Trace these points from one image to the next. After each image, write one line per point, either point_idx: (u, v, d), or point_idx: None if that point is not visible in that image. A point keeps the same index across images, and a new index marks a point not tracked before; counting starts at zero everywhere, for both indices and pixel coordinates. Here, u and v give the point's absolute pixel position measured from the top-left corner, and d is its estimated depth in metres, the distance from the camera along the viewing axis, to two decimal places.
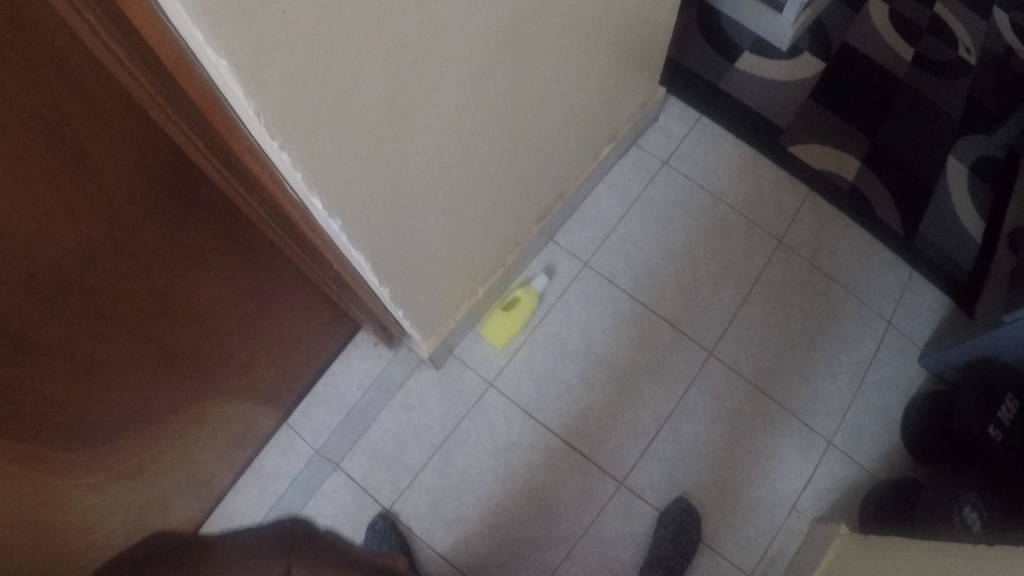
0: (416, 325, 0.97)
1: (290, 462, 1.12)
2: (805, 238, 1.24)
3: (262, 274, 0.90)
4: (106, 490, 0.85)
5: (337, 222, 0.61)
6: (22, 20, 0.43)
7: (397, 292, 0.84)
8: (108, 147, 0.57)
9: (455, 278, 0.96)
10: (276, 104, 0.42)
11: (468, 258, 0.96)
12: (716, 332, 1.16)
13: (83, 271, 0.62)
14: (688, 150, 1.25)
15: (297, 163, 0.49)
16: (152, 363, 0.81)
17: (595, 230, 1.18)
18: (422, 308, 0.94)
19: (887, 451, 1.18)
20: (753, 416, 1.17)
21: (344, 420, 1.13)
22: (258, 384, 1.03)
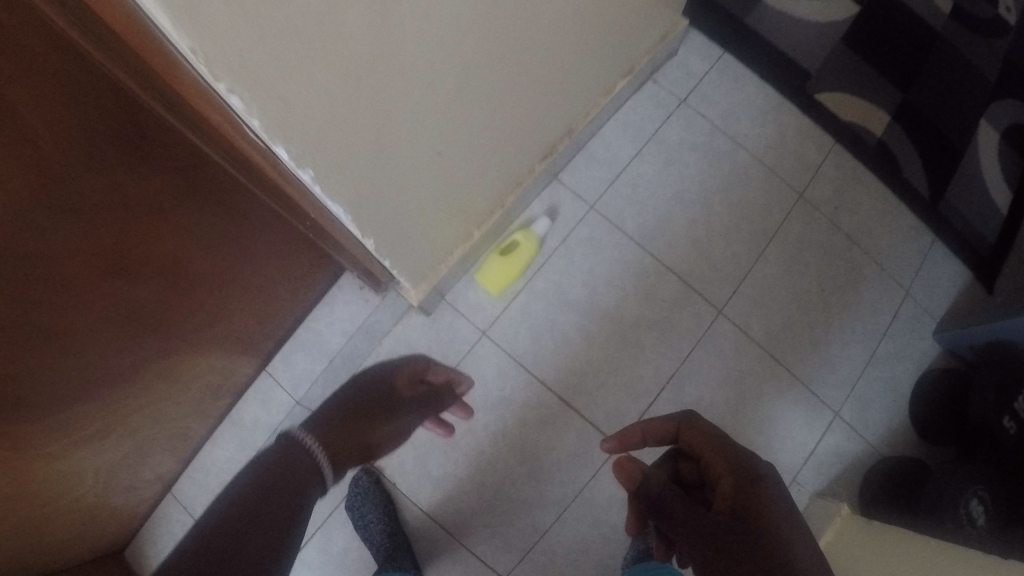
0: (408, 275, 0.90)
1: (270, 412, 1.11)
2: (828, 193, 1.15)
3: (236, 222, 0.79)
4: (73, 456, 0.80)
5: (308, 173, 0.54)
6: None
7: (383, 243, 0.77)
8: (34, 93, 0.45)
9: (447, 230, 0.88)
10: (212, 36, 0.35)
11: (464, 208, 0.87)
12: (727, 289, 1.06)
13: (25, 237, 0.52)
14: (708, 88, 1.10)
15: (252, 103, 0.42)
16: (114, 326, 0.72)
17: (605, 168, 1.05)
18: (410, 263, 0.87)
19: (887, 428, 1.16)
20: (760, 381, 1.11)
21: (326, 367, 1.08)
22: (232, 336, 0.96)
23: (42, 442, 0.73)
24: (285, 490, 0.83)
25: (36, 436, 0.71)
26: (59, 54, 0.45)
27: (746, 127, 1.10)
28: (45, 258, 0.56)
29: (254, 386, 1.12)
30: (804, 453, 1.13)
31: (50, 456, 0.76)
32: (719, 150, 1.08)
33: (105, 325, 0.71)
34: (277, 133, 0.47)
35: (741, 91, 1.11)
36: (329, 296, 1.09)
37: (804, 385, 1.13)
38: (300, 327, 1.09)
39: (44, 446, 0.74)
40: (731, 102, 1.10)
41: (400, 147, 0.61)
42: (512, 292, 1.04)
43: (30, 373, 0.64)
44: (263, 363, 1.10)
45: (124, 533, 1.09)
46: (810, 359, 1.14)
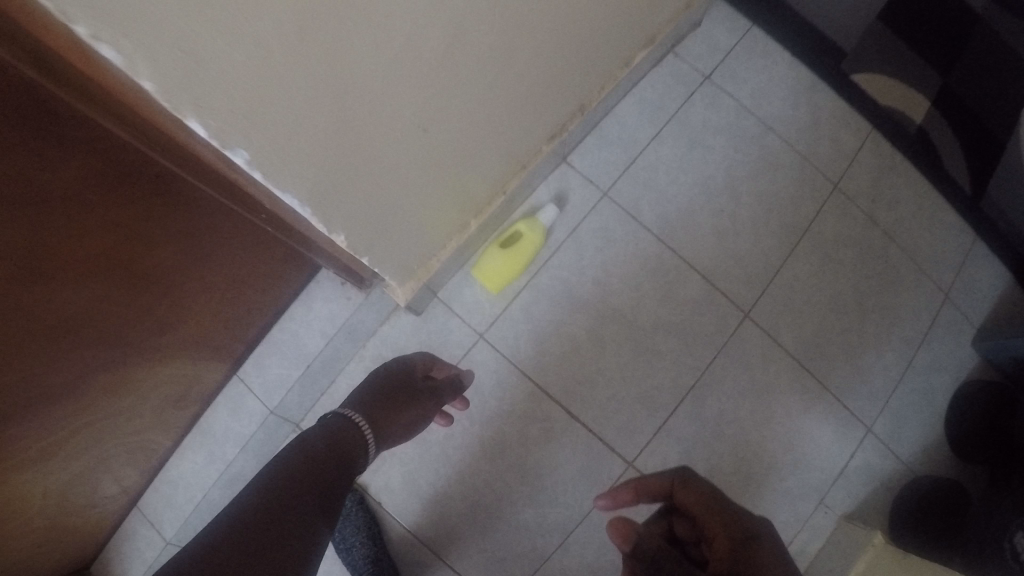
0: (391, 274, 0.78)
1: (242, 421, 0.99)
2: (862, 185, 1.04)
3: (181, 216, 0.67)
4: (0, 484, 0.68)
5: (241, 156, 0.43)
6: None
7: (359, 239, 0.65)
8: None
9: (435, 223, 0.76)
10: None
11: (456, 197, 0.75)
12: (757, 289, 0.94)
13: None
14: (735, 64, 0.98)
15: (127, 37, 0.31)
16: (39, 341, 0.59)
17: (619, 151, 0.92)
18: (391, 260, 0.75)
19: (924, 444, 1.04)
20: (788, 392, 0.99)
21: (303, 374, 0.97)
22: (191, 343, 0.83)
23: None
24: (337, 465, 0.69)
25: None
26: None
27: (775, 110, 0.98)
28: None
29: (224, 392, 1.00)
30: (835, 472, 1.01)
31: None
32: (748, 133, 0.96)
33: (26, 341, 0.58)
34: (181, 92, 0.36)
35: (769, 71, 1.00)
36: (307, 292, 0.97)
37: (835, 397, 1.02)
38: (275, 327, 0.97)
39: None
40: (759, 82, 0.99)
41: (372, 113, 0.48)
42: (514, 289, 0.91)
43: None
44: (234, 367, 0.99)
45: (82, 554, 0.98)
46: (843, 368, 1.03)
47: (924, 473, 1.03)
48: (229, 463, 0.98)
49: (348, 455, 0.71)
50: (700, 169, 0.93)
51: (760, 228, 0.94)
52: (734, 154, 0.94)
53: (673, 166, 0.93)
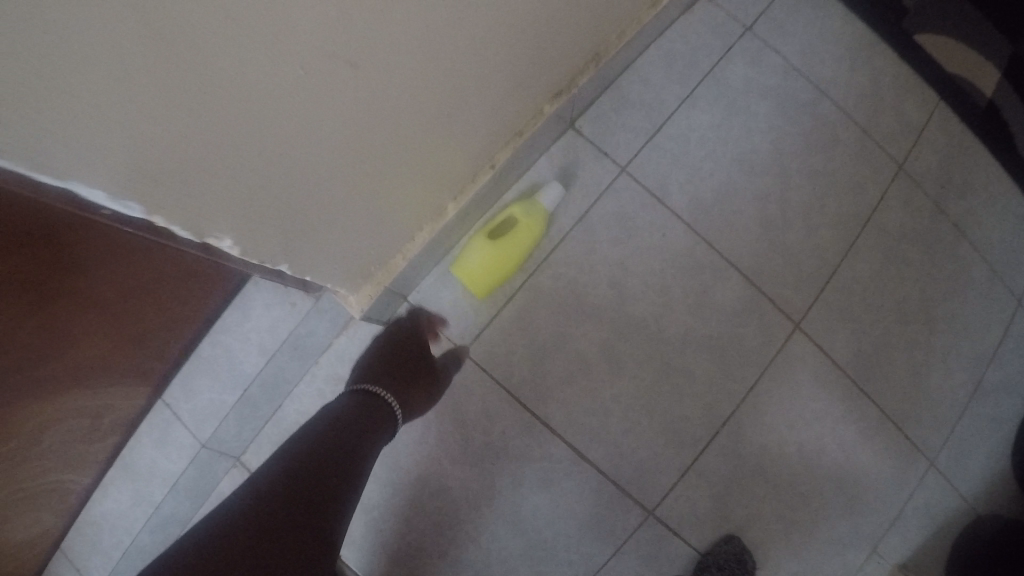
0: (328, 275, 0.56)
1: (169, 456, 0.79)
2: (928, 166, 0.85)
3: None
4: None
5: None
6: None
7: (269, 225, 0.46)
8: None
9: (389, 208, 0.54)
10: None
11: (416, 172, 0.53)
12: (808, 293, 0.75)
13: None
14: (781, 14, 0.79)
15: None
16: None
17: (639, 117, 0.72)
18: (317, 256, 0.53)
19: (996, 480, 0.86)
20: (843, 419, 0.80)
21: (240, 400, 0.77)
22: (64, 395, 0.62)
23: None
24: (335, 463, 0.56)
25: None
26: None
27: (828, 73, 0.80)
28: None
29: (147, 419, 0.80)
30: (892, 515, 0.82)
31: None
32: (798, 99, 0.77)
33: None
34: None
35: (820, 24, 0.81)
36: (243, 296, 0.76)
37: (894, 425, 0.83)
38: (205, 340, 0.76)
39: None
40: (809, 37, 0.80)
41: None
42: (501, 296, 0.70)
43: None
44: (155, 391, 0.78)
45: None
46: (907, 390, 0.84)
47: (995, 515, 0.85)
48: (158, 506, 0.79)
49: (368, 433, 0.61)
50: (741, 142, 0.74)
51: (812, 217, 0.75)
52: (781, 124, 0.76)
53: (708, 137, 0.73)
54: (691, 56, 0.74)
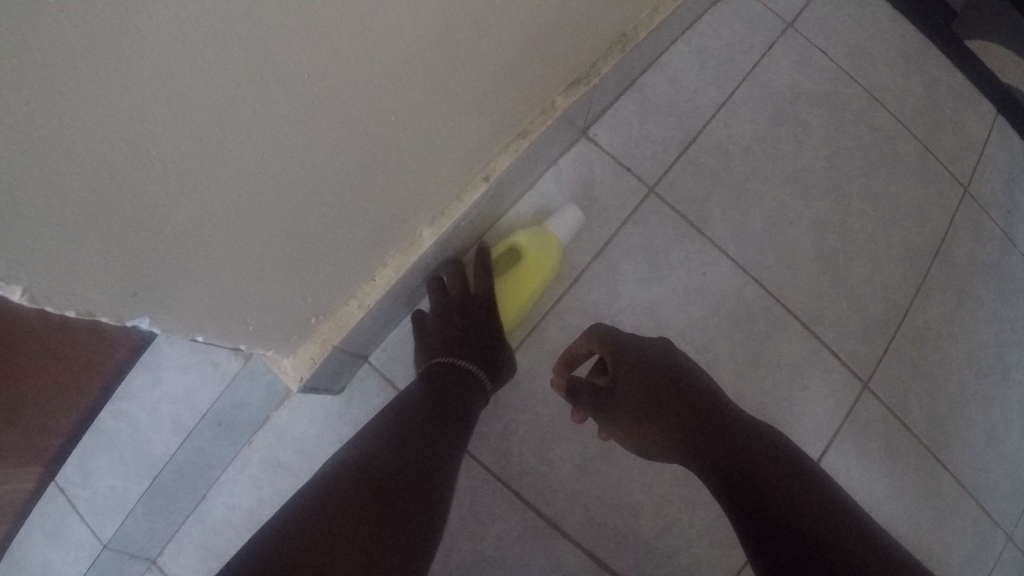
0: (250, 331, 0.39)
1: (63, 559, 0.60)
2: (998, 191, 0.72)
3: None
4: None
5: None
6: None
7: (125, 268, 0.26)
8: None
9: (326, 228, 0.36)
10: None
11: (370, 167, 0.34)
12: (877, 342, 0.60)
13: None
14: (826, 8, 0.67)
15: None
16: None
17: (671, 124, 0.58)
18: (205, 302, 0.33)
19: None
20: (921, 501, 0.64)
21: (149, 491, 0.57)
22: None
23: None
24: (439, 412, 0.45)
25: None
26: None
27: (884, 78, 0.67)
28: None
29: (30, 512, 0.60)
30: None
31: None
32: (853, 107, 0.64)
33: None
34: None
35: (873, 24, 0.69)
36: (152, 353, 0.58)
37: (980, 506, 0.67)
38: (105, 409, 0.58)
39: None
40: (861, 37, 0.68)
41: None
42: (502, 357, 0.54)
43: None
44: (40, 477, 0.59)
45: None
46: (992, 462, 0.68)
47: None
48: None
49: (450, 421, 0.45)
50: (791, 159, 0.60)
51: (877, 249, 0.61)
52: (835, 137, 0.62)
53: (751, 151, 0.60)
54: (729, 52, 0.61)
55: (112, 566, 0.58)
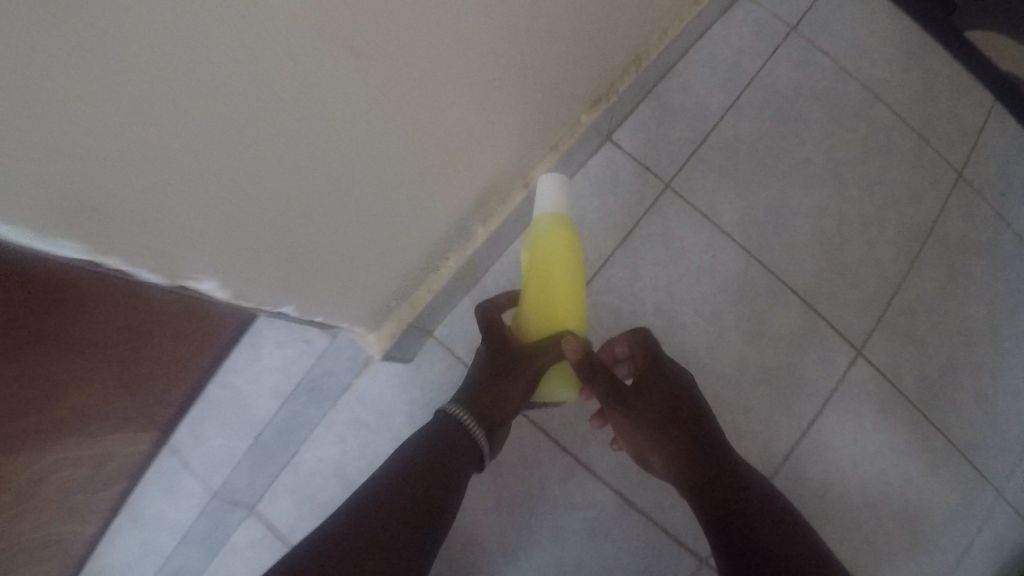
0: (349, 313, 0.50)
1: (177, 506, 0.72)
2: (991, 173, 0.79)
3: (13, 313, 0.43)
4: None
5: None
6: None
7: (286, 266, 0.38)
8: None
9: (410, 234, 0.47)
10: None
11: (445, 187, 0.45)
12: (872, 315, 0.68)
13: None
14: (828, 11, 0.73)
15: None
16: None
17: (684, 127, 0.67)
18: (319, 291, 0.43)
19: None
20: (913, 454, 0.72)
21: (252, 447, 0.70)
22: (82, 431, 0.57)
23: None
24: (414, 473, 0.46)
25: None
26: None
27: (882, 73, 0.74)
28: None
29: (150, 468, 0.73)
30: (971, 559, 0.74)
31: None
32: (852, 103, 0.71)
33: None
34: None
35: (874, 22, 0.76)
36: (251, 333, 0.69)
37: (969, 458, 0.75)
38: (213, 382, 0.70)
39: None
40: (862, 35, 0.75)
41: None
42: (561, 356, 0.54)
43: None
44: (160, 439, 0.71)
45: None
46: (981, 419, 0.76)
47: None
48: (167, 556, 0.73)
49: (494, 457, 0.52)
50: (793, 154, 0.68)
51: (872, 231, 0.69)
52: (835, 131, 0.70)
53: (756, 147, 0.68)
54: (737, 57, 0.69)
55: (222, 510, 0.71)
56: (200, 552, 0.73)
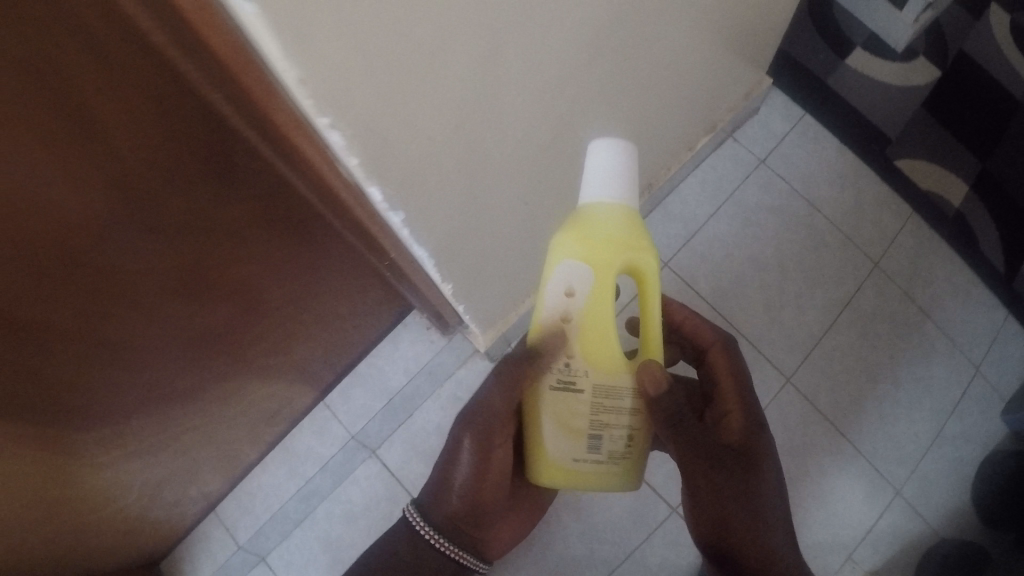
0: (477, 318, 0.94)
1: (324, 444, 1.10)
2: (901, 265, 1.15)
3: (280, 253, 0.74)
4: (111, 460, 0.83)
5: (399, 215, 0.59)
6: (90, 45, 0.41)
7: (460, 291, 0.83)
8: (169, 183, 0.55)
9: (520, 278, 0.93)
10: (324, 82, 0.39)
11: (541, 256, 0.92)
12: (795, 356, 1.11)
13: (140, 292, 0.63)
14: (788, 149, 1.20)
15: (356, 146, 0.47)
16: (173, 345, 0.74)
17: (681, 227, 1.16)
18: (482, 304, 0.92)
19: (956, 509, 1.08)
20: (822, 452, 1.09)
21: (385, 406, 1.09)
22: (305, 366, 1.00)
23: (85, 442, 0.77)
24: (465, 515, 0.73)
25: (80, 437, 0.75)
26: (170, 124, 0.50)
27: (823, 192, 1.17)
28: (140, 272, 0.61)
29: (311, 415, 1.11)
30: (862, 529, 1.08)
31: (94, 467, 0.82)
32: (795, 214, 1.16)
33: (169, 342, 0.73)
34: (374, 173, 0.51)
35: (819, 157, 1.19)
36: (395, 332, 1.11)
37: (866, 460, 1.09)
38: (364, 361, 1.11)
39: (88, 446, 0.78)
40: (808, 166, 1.19)
41: (513, 184, 0.70)
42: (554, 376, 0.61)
43: (100, 367, 0.68)
44: (321, 395, 1.10)
45: (165, 544, 1.08)
46: (877, 435, 1.10)
47: (950, 537, 1.07)
48: (308, 479, 1.08)
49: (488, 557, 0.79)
50: (751, 244, 1.15)
51: (805, 298, 1.13)
52: (781, 234, 1.16)
53: (726, 242, 1.16)
54: (717, 183, 1.18)
55: (354, 449, 1.09)
56: (332, 480, 1.09)
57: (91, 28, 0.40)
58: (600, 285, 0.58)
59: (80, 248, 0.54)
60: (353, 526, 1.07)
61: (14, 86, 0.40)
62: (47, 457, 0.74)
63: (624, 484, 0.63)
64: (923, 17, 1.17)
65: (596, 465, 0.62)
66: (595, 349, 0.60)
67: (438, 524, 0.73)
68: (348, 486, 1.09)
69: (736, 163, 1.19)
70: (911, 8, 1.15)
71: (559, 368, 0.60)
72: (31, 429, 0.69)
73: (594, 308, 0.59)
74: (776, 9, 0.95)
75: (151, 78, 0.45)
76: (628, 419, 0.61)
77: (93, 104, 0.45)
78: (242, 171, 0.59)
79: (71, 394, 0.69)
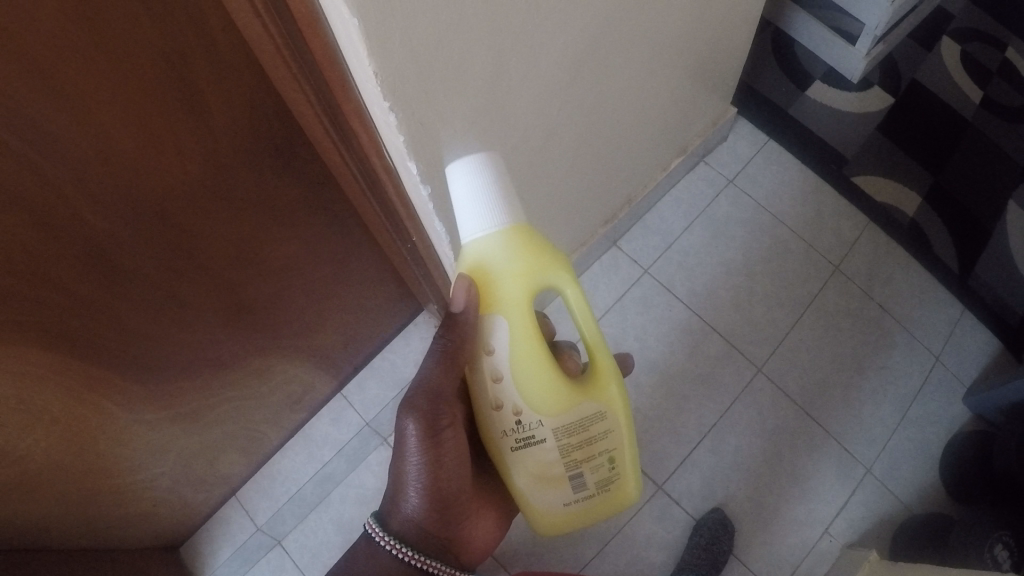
0: None
1: (339, 430, 1.22)
2: (860, 267, 1.29)
3: (315, 232, 0.86)
4: (157, 430, 0.91)
5: (426, 189, 0.73)
6: (207, 36, 0.54)
7: None
8: (241, 161, 0.68)
9: None
10: (390, 67, 0.54)
11: None
12: (765, 349, 1.24)
13: (197, 261, 0.74)
14: (754, 170, 1.35)
15: (403, 126, 0.62)
16: (222, 314, 0.85)
17: (659, 239, 1.31)
18: None
19: (924, 485, 1.16)
20: (796, 435, 1.20)
21: (396, 395, 1.21)
22: (329, 355, 1.12)
23: (136, 408, 0.85)
24: (429, 514, 0.77)
25: (131, 401, 0.83)
26: (249, 107, 0.63)
27: (785, 204, 1.33)
28: (201, 242, 0.72)
29: (327, 406, 1.23)
30: (836, 506, 1.17)
31: (142, 426, 0.88)
32: (762, 225, 1.32)
33: (220, 310, 0.84)
34: (413, 152, 0.66)
35: (783, 175, 1.35)
36: (405, 331, 1.24)
37: (836, 442, 1.20)
38: (378, 356, 1.24)
39: (138, 413, 0.86)
40: (773, 183, 1.34)
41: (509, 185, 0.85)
42: (513, 435, 0.68)
43: (162, 329, 0.78)
44: (338, 386, 1.23)
45: (185, 528, 1.16)
46: (846, 419, 1.21)
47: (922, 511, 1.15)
48: (325, 462, 1.19)
49: (464, 567, 0.85)
50: (722, 252, 1.30)
51: (773, 299, 1.27)
52: (749, 244, 1.31)
53: (700, 253, 1.31)
54: (692, 200, 1.33)
55: (368, 435, 1.20)
56: (345, 465, 1.20)
57: (207, 25, 0.53)
58: (515, 332, 0.65)
59: (162, 216, 0.65)
60: (365, 508, 1.17)
61: (150, 69, 0.53)
62: (101, 416, 0.81)
63: (616, 502, 0.73)
64: (874, 50, 1.32)
65: (585, 497, 0.72)
66: (540, 399, 0.66)
67: (402, 531, 0.76)
68: (362, 471, 1.19)
69: (708, 183, 1.34)
70: (863, 42, 1.30)
71: (515, 428, 0.67)
72: (99, 382, 0.77)
73: (518, 354, 0.65)
74: (742, 41, 1.11)
75: (238, 63, 0.59)
76: (597, 447, 0.70)
77: (203, 87, 0.58)
78: (291, 151, 0.72)
79: (137, 351, 0.78)
